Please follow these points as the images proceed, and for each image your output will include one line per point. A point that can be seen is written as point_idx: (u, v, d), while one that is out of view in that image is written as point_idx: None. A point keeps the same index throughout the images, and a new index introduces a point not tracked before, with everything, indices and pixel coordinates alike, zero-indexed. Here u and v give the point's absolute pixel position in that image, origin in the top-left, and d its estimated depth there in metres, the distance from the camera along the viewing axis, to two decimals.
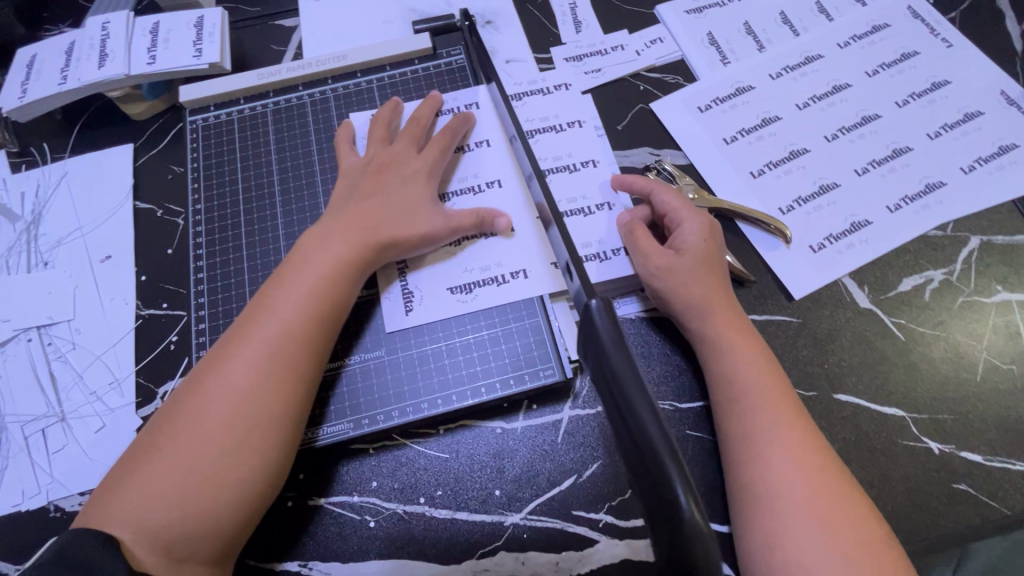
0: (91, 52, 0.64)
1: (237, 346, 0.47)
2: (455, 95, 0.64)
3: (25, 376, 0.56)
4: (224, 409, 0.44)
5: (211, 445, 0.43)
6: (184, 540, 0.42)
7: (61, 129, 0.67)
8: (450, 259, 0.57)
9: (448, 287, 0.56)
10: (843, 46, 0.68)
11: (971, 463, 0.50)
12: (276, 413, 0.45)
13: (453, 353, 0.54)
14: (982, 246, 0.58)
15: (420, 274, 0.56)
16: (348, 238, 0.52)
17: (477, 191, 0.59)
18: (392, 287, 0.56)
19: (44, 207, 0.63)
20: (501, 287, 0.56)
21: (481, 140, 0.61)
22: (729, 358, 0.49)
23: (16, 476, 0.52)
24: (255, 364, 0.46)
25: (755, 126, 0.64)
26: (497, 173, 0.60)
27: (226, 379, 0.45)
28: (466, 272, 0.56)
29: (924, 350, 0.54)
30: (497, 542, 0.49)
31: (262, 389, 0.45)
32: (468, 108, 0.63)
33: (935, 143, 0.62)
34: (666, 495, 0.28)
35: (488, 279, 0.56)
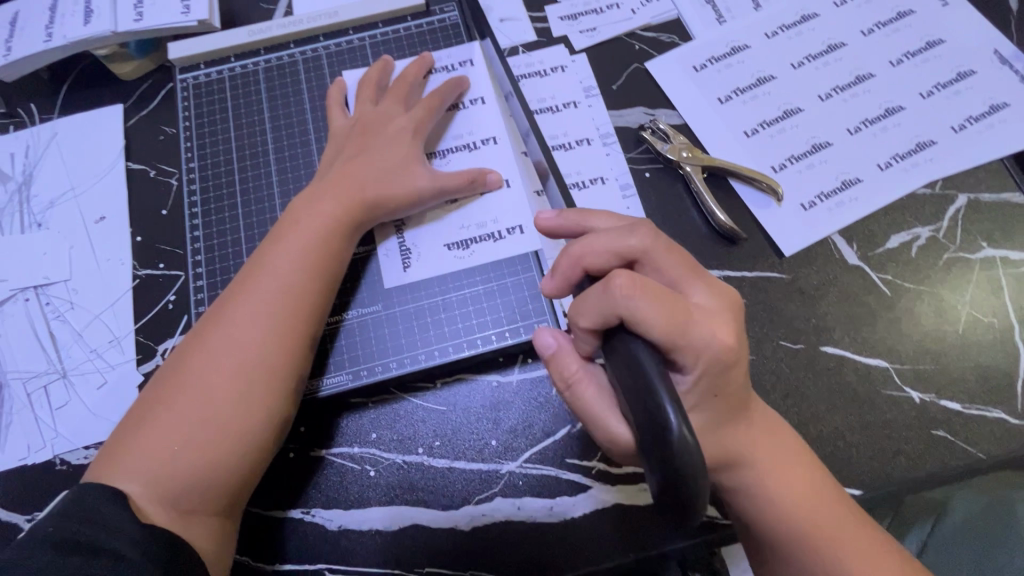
0: (76, 8, 0.63)
1: (236, 303, 0.48)
2: (447, 55, 0.63)
3: (25, 335, 0.57)
4: (226, 365, 0.45)
5: (215, 399, 0.45)
6: (194, 492, 0.43)
7: (49, 89, 0.66)
8: (445, 216, 0.57)
9: (444, 243, 0.56)
10: (839, 4, 0.67)
11: (949, 410, 0.52)
12: (279, 368, 0.46)
13: (449, 307, 0.55)
14: (969, 204, 0.59)
15: (416, 231, 0.57)
16: (342, 197, 0.52)
17: (472, 148, 0.59)
18: (389, 243, 0.57)
19: (34, 168, 0.63)
20: (497, 244, 0.56)
21: (476, 98, 0.61)
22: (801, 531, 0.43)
23: (22, 430, 0.53)
24: (255, 319, 0.47)
25: (750, 85, 0.64)
26: (492, 130, 0.60)
27: (227, 334, 0.46)
28: (462, 229, 0.57)
29: (909, 304, 0.55)
30: (494, 489, 0.51)
31: (263, 344, 0.46)
32: (459, 68, 0.62)
33: (927, 103, 0.62)
34: (658, 417, 0.32)
35: (484, 235, 0.56)
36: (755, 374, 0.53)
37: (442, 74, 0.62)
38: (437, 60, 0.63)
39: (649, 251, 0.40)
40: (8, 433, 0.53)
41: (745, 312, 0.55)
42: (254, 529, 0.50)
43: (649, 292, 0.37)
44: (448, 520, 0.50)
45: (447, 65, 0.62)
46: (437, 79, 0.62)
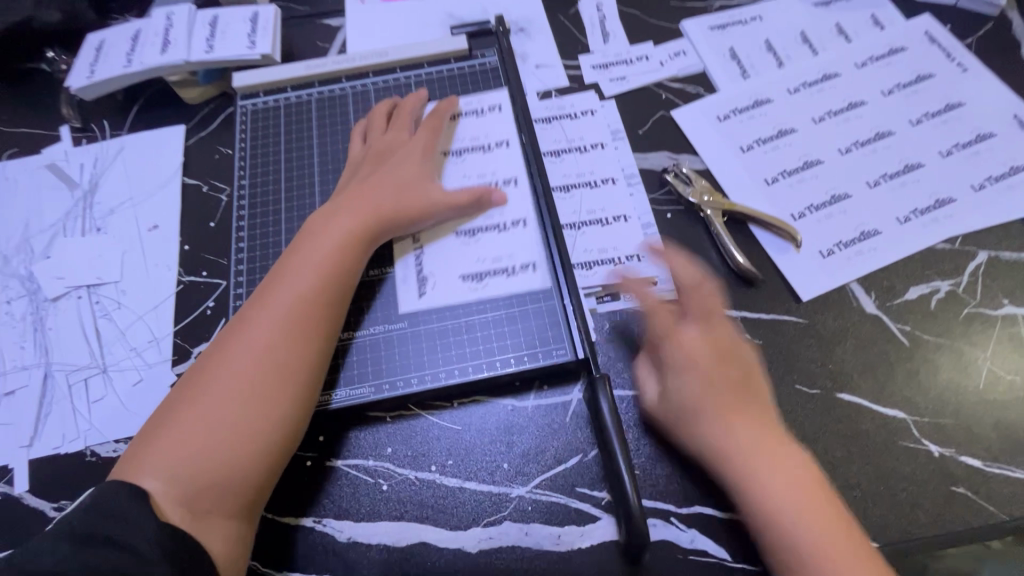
0: (155, 39, 0.70)
1: (255, 315, 0.51)
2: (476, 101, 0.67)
3: (71, 330, 0.60)
4: (246, 369, 0.48)
5: (234, 403, 0.47)
6: (213, 491, 0.45)
7: (121, 108, 0.73)
8: (463, 247, 0.60)
9: (460, 275, 0.59)
10: (860, 66, 0.71)
11: (970, 467, 0.51)
12: (300, 374, 0.49)
13: (459, 338, 0.57)
14: (989, 262, 0.59)
15: (433, 260, 0.60)
16: (359, 216, 0.56)
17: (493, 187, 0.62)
18: (406, 271, 0.59)
19: (100, 177, 0.68)
20: (510, 278, 0.58)
21: (501, 140, 0.65)
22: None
23: (59, 420, 0.56)
24: (274, 325, 0.50)
25: (772, 136, 0.67)
26: (513, 172, 0.63)
27: (248, 344, 0.49)
28: (477, 262, 0.59)
29: (927, 355, 0.55)
30: (503, 512, 0.51)
31: (281, 348, 0.49)
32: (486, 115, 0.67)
33: (946, 161, 0.64)
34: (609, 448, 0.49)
35: (499, 269, 0.59)
36: None
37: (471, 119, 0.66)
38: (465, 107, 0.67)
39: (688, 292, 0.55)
40: (46, 421, 0.56)
41: (762, 353, 0.56)
42: (267, 534, 0.51)
43: (659, 316, 0.55)
44: (455, 540, 0.50)
45: (475, 110, 0.67)
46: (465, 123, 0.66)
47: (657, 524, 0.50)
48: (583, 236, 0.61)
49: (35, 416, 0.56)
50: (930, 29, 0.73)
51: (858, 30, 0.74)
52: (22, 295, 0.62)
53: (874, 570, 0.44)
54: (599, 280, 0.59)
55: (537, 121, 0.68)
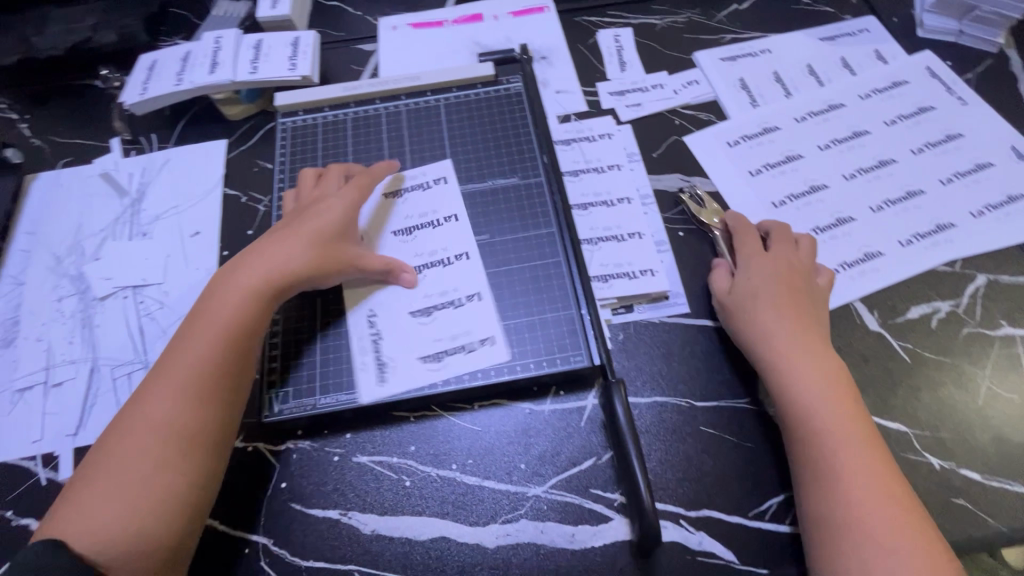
0: (204, 60, 0.75)
1: (149, 388, 0.50)
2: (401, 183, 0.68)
3: (117, 327, 0.64)
4: (161, 416, 0.49)
5: (148, 453, 0.47)
6: (135, 541, 0.45)
7: (168, 123, 0.78)
8: (416, 328, 0.60)
9: (419, 356, 0.59)
10: (864, 97, 0.75)
11: (969, 480, 0.53)
12: (200, 434, 0.49)
13: (458, 363, 0.58)
14: (988, 284, 0.62)
15: (393, 346, 0.59)
16: (263, 274, 0.56)
17: (445, 264, 0.63)
18: (366, 359, 0.59)
19: (147, 186, 0.73)
20: (467, 355, 0.59)
21: (450, 215, 0.66)
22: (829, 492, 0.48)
23: (103, 411, 0.59)
24: (186, 372, 0.51)
25: (779, 162, 0.70)
26: (464, 246, 0.64)
27: (144, 418, 0.49)
28: (434, 342, 0.59)
29: (928, 372, 0.58)
30: (520, 510, 0.53)
31: (192, 393, 0.50)
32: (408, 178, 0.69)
33: (946, 189, 0.67)
34: (625, 454, 0.52)
35: (456, 347, 0.59)
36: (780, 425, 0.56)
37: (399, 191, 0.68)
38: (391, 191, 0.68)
39: (774, 230, 0.63)
40: (91, 412, 0.59)
41: None
42: (296, 525, 0.54)
43: (744, 244, 0.62)
44: (474, 536, 0.53)
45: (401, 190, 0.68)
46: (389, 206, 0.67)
47: (668, 525, 0.52)
48: (599, 251, 0.65)
49: (80, 407, 0.60)
50: (931, 65, 0.77)
51: (863, 64, 0.78)
52: (73, 293, 0.66)
53: (908, 511, 0.47)
54: (615, 292, 0.62)
55: (558, 142, 0.72)
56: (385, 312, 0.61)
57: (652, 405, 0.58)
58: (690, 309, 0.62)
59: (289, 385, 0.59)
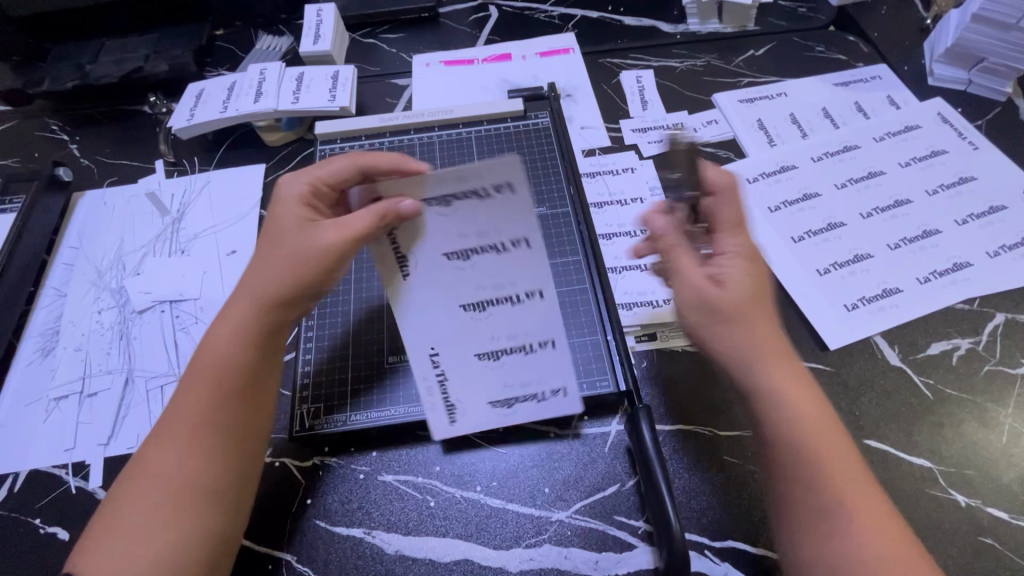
0: (248, 90, 0.79)
1: (145, 442, 0.49)
2: (440, 184, 0.41)
3: (153, 340, 0.66)
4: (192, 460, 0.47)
5: (192, 495, 0.46)
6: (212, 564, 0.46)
7: (210, 147, 0.82)
8: (484, 372, 0.51)
9: (488, 399, 0.52)
10: (879, 140, 0.77)
11: (996, 518, 0.53)
12: (232, 454, 0.48)
13: None
14: (1007, 323, 0.63)
15: (460, 387, 0.51)
16: (248, 305, 0.50)
17: (514, 302, 0.48)
18: (433, 403, 0.52)
19: (188, 206, 0.76)
20: (539, 404, 0.53)
21: (518, 238, 0.45)
22: (848, 527, 0.42)
23: (136, 422, 0.61)
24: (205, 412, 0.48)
25: (798, 199, 0.73)
26: (538, 282, 0.47)
27: (172, 478, 0.46)
28: (506, 386, 0.52)
29: (951, 408, 0.58)
30: (544, 535, 0.53)
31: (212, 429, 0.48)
32: (439, 176, 0.41)
33: (962, 229, 0.69)
34: (653, 480, 0.52)
35: (528, 395, 0.53)
36: None
37: (433, 194, 0.42)
38: (422, 190, 0.42)
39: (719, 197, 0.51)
40: (124, 423, 0.61)
41: None
42: (320, 542, 0.54)
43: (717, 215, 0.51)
44: (498, 560, 0.53)
45: (439, 197, 0.42)
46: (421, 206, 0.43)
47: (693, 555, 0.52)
48: (622, 280, 0.67)
49: (113, 417, 0.61)
50: (943, 111, 0.80)
51: (876, 109, 0.82)
52: (112, 306, 0.68)
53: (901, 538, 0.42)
54: (638, 321, 0.64)
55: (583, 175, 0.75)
56: (459, 354, 0.50)
57: (676, 432, 0.58)
58: None
59: (321, 400, 0.60)
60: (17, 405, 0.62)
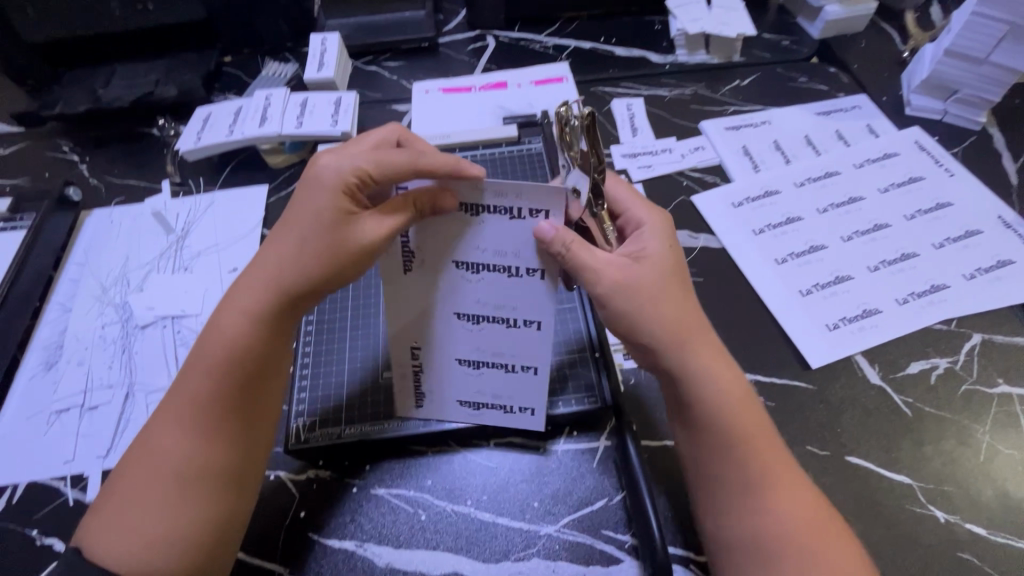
0: (254, 114, 0.83)
1: (156, 415, 0.49)
2: (484, 194, 0.43)
3: (155, 355, 0.68)
4: (190, 433, 0.48)
5: (185, 469, 0.47)
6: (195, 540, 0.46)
7: (216, 168, 0.85)
8: (463, 374, 0.55)
9: (460, 399, 0.57)
10: (859, 167, 0.81)
11: (974, 533, 0.54)
12: (228, 433, 0.49)
13: None
14: (983, 343, 0.65)
15: (432, 380, 0.56)
16: (262, 288, 0.49)
17: (510, 325, 0.51)
18: (404, 390, 0.58)
19: (192, 225, 0.79)
20: (506, 415, 0.58)
21: (535, 269, 0.47)
22: (768, 498, 0.47)
23: (135, 434, 0.62)
24: (205, 386, 0.48)
25: (781, 223, 0.76)
26: (539, 313, 0.50)
27: (172, 450, 0.47)
28: (478, 393, 0.56)
29: (929, 426, 0.60)
30: (532, 548, 0.54)
31: (211, 405, 0.48)
32: (490, 188, 0.43)
33: (939, 253, 0.71)
34: (638, 493, 0.55)
35: (497, 405, 0.57)
36: None
37: (477, 202, 0.44)
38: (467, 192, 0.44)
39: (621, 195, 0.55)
40: (123, 435, 0.62)
41: (775, 414, 0.61)
42: (312, 555, 0.55)
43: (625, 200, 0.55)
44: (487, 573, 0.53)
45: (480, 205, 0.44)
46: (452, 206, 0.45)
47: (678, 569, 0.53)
48: None
49: (113, 430, 0.63)
50: (921, 139, 0.84)
51: (857, 137, 0.85)
52: (115, 321, 0.70)
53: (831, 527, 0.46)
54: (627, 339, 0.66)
55: None
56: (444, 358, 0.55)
57: (662, 449, 0.59)
58: None
59: (316, 414, 0.61)
60: (19, 418, 0.64)
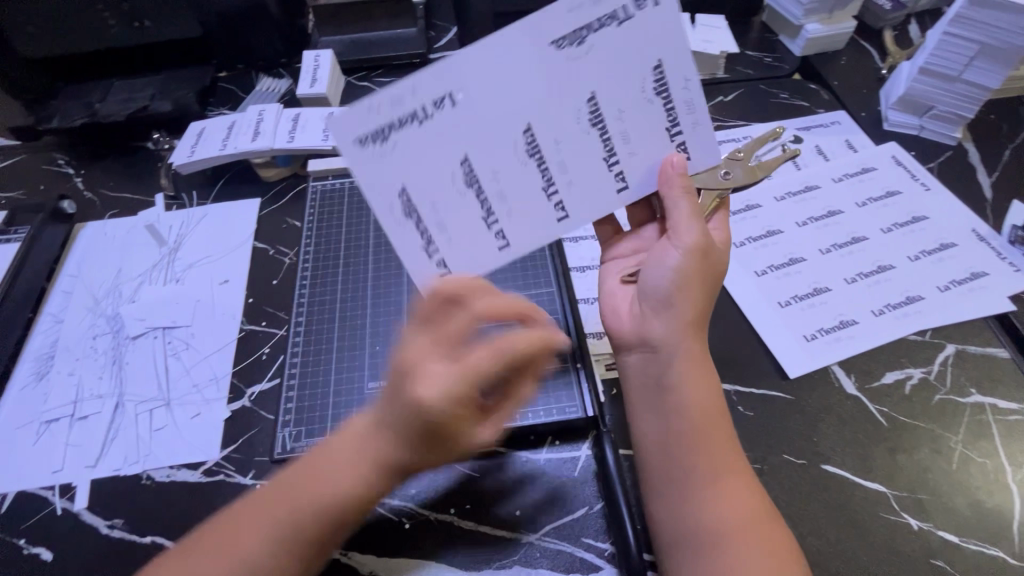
0: (247, 129, 0.85)
1: (247, 508, 0.49)
2: (625, 99, 0.51)
3: (145, 366, 0.68)
4: (267, 554, 0.47)
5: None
6: None
7: (209, 181, 0.86)
8: (463, 182, 0.50)
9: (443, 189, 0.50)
10: (837, 180, 0.83)
11: (946, 541, 0.55)
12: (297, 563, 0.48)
13: None
14: (957, 354, 0.67)
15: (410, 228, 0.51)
16: (377, 458, 0.47)
17: (541, 184, 0.52)
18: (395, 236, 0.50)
19: (184, 237, 0.80)
20: (474, 254, 0.52)
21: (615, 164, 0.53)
22: (713, 497, 0.50)
23: (123, 444, 0.63)
24: (301, 514, 0.47)
25: (761, 236, 0.77)
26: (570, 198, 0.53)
27: (242, 562, 0.47)
28: (463, 190, 0.51)
29: (904, 435, 0.61)
30: (514, 556, 0.55)
31: (296, 536, 0.47)
32: (649, 98, 0.51)
33: (915, 265, 0.73)
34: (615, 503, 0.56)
35: (467, 268, 0.52)
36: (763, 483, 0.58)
37: (604, 98, 0.50)
38: (637, 84, 0.50)
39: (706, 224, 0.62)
40: (111, 445, 0.63)
41: (752, 423, 0.62)
42: None
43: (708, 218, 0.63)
44: None
45: (665, 85, 0.51)
46: (593, 70, 0.49)
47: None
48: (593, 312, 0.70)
49: (102, 440, 0.63)
50: (898, 154, 0.86)
51: (835, 152, 0.87)
52: (106, 332, 0.71)
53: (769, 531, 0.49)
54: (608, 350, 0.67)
55: None
56: (461, 138, 0.49)
57: None
58: None
59: (302, 424, 0.62)
60: (9, 428, 0.65)
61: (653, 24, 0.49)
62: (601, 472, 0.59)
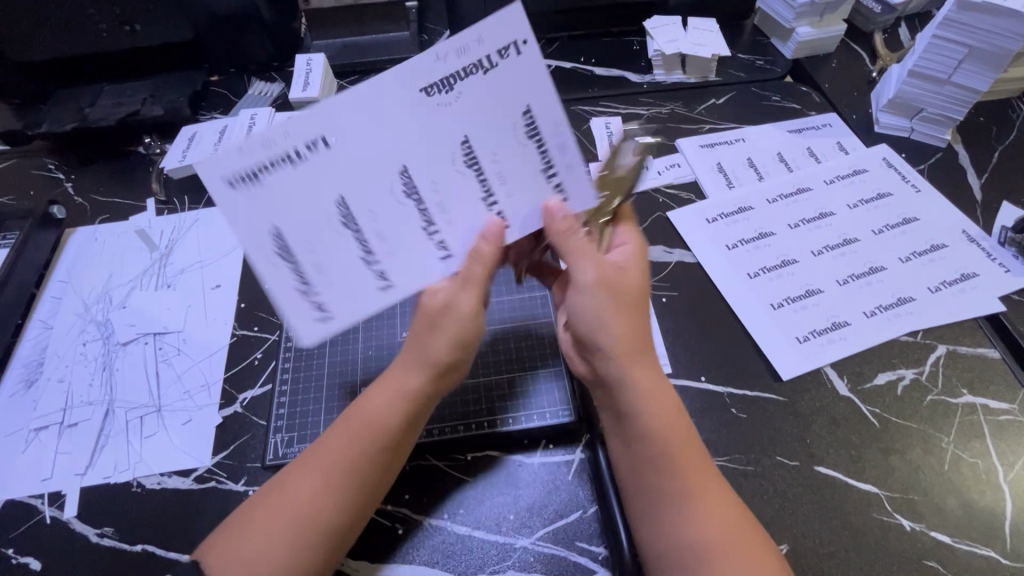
0: (240, 133, 0.84)
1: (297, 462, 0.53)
2: (501, 148, 0.49)
3: (136, 372, 0.68)
4: (317, 480, 0.51)
5: (305, 519, 0.49)
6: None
7: (201, 186, 0.86)
8: (326, 227, 0.48)
9: (322, 240, 0.49)
10: (829, 183, 0.83)
11: (938, 541, 0.55)
12: (348, 496, 0.51)
13: (469, 414, 0.62)
14: (948, 355, 0.67)
15: (277, 278, 0.49)
16: (416, 369, 0.53)
17: (422, 222, 0.50)
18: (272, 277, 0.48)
19: (176, 242, 0.80)
20: (362, 284, 0.50)
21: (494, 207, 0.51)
22: (692, 512, 0.49)
23: (114, 451, 0.62)
24: (352, 437, 0.52)
25: (754, 238, 0.78)
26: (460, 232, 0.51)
27: (296, 497, 0.50)
28: (349, 228, 0.49)
29: (896, 436, 0.62)
30: (508, 560, 0.55)
31: (346, 463, 0.51)
32: (522, 142, 0.49)
33: (906, 266, 0.73)
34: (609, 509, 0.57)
35: (361, 297, 0.51)
36: (756, 486, 0.58)
37: (475, 140, 0.48)
38: (511, 135, 0.48)
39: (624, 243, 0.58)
40: (101, 453, 0.62)
41: (745, 426, 0.62)
42: None
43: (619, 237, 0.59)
44: None
45: (533, 127, 0.48)
46: (468, 111, 0.47)
47: None
48: None
49: (91, 448, 0.63)
50: (889, 156, 0.87)
51: (827, 154, 0.88)
52: (97, 338, 0.71)
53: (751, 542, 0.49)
54: None
55: None
56: (323, 178, 0.47)
57: None
58: (673, 370, 0.67)
59: (294, 430, 0.62)
60: None
61: (529, 71, 0.47)
62: (595, 478, 0.59)
